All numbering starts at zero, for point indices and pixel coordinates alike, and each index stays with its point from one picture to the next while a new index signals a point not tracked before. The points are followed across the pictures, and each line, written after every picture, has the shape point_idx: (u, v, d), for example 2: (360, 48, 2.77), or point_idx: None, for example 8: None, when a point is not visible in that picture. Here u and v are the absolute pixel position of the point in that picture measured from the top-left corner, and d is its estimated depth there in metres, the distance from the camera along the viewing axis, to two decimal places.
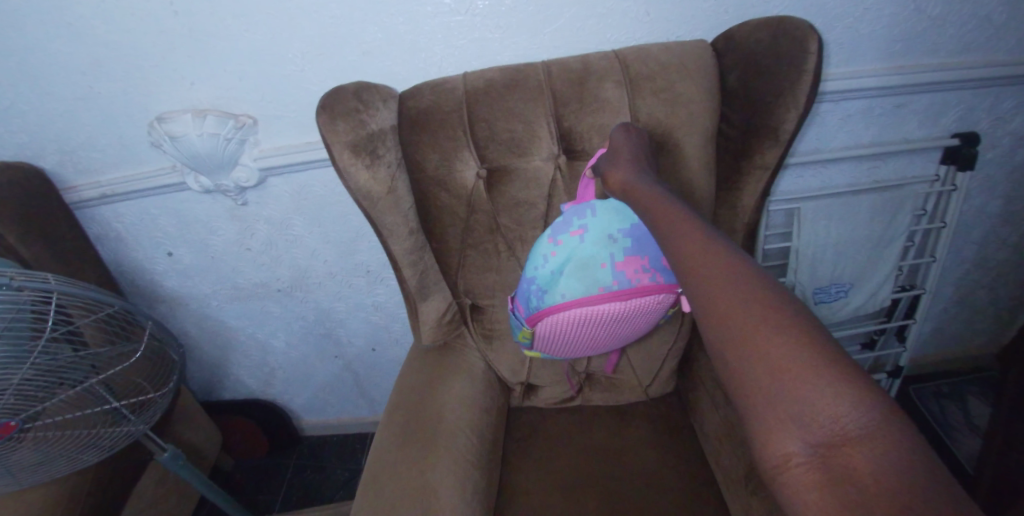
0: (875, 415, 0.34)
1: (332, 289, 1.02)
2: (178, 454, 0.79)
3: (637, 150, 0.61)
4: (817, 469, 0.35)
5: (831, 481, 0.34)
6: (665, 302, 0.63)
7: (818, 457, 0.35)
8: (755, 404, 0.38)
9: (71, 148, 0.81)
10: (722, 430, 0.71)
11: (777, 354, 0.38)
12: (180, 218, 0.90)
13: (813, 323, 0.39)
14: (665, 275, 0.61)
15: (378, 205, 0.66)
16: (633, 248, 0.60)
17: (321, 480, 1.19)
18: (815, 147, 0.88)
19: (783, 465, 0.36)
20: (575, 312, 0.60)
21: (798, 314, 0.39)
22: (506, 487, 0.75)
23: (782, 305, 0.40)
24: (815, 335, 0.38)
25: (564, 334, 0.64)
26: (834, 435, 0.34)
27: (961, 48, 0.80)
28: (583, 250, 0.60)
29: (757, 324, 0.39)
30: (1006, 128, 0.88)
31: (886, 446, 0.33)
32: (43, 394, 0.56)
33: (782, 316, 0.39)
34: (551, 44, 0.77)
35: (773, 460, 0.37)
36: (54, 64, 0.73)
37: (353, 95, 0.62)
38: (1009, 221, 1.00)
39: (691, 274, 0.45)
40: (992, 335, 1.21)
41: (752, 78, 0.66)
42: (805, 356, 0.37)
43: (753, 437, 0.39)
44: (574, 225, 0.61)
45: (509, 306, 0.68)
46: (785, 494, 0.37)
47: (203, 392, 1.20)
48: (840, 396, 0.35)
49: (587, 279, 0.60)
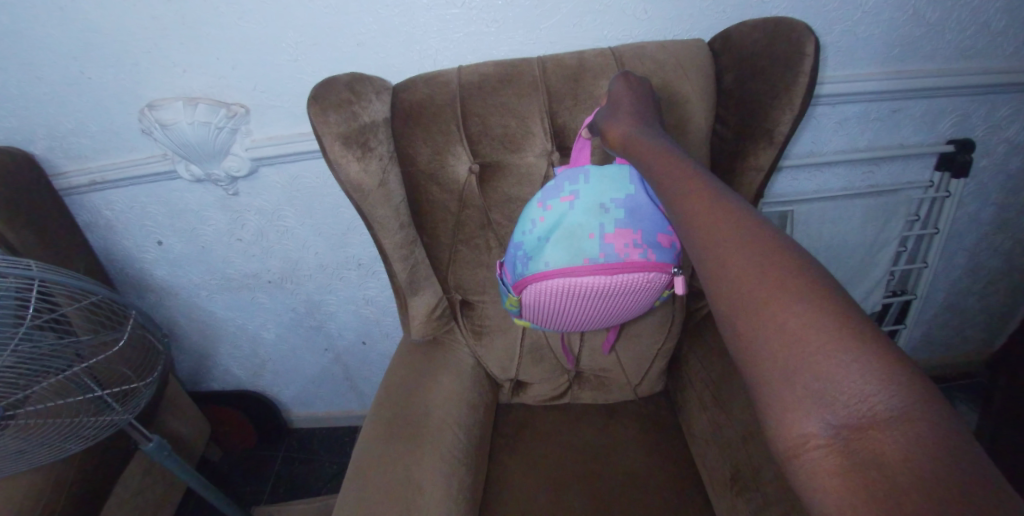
0: (905, 395, 0.32)
1: (323, 282, 1.01)
2: (163, 445, 0.79)
3: (640, 103, 0.59)
4: (839, 452, 0.33)
5: (853, 465, 0.32)
6: (656, 282, 0.60)
7: (839, 439, 0.33)
8: (770, 382, 0.36)
9: (61, 135, 0.80)
10: (709, 431, 0.71)
11: (801, 331, 0.35)
12: (170, 206, 0.89)
13: (833, 295, 0.36)
14: (656, 252, 0.59)
15: (369, 198, 0.65)
16: (625, 220, 0.59)
17: (310, 473, 1.19)
18: (811, 150, 0.87)
19: (799, 447, 0.34)
20: (559, 282, 0.59)
21: (819, 285, 0.36)
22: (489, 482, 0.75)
23: (802, 275, 0.37)
24: (838, 308, 0.35)
25: (550, 303, 0.63)
26: (861, 418, 0.32)
27: (960, 54, 0.79)
28: (571, 218, 0.59)
29: (775, 296, 0.37)
30: (1001, 136, 0.88)
31: (918, 430, 0.31)
32: (24, 382, 0.55)
33: (803, 288, 0.36)
34: (547, 39, 0.76)
35: (788, 440, 0.35)
36: (45, 48, 0.72)
37: (345, 86, 0.62)
38: (1001, 228, 1.01)
39: (701, 242, 0.42)
40: (982, 342, 1.22)
41: (748, 79, 0.65)
42: (829, 331, 0.34)
43: (763, 414, 0.37)
44: (565, 190, 0.60)
45: (499, 272, 0.69)
46: (798, 477, 0.35)
47: (192, 382, 1.20)
48: (867, 375, 0.32)
49: (573, 247, 0.59)
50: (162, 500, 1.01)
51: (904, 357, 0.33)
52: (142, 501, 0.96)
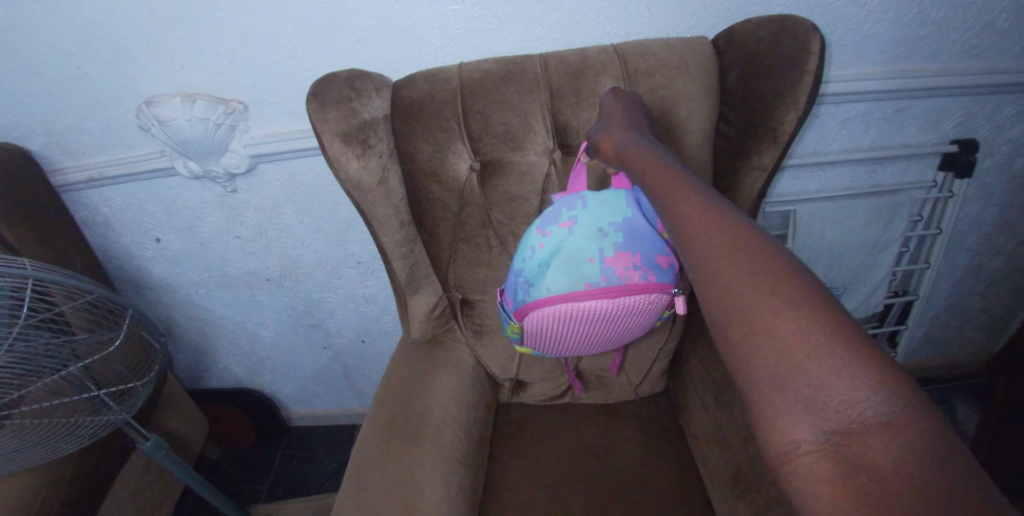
0: (894, 400, 0.31)
1: (322, 279, 1.01)
2: (161, 444, 0.78)
3: (632, 114, 0.59)
4: (830, 458, 0.32)
5: (844, 471, 0.32)
6: (657, 304, 0.60)
7: (830, 445, 0.32)
8: (760, 387, 0.35)
9: (58, 131, 0.79)
10: (711, 432, 0.71)
11: (792, 338, 0.34)
12: (167, 203, 0.89)
13: (822, 298, 0.36)
14: (656, 274, 0.59)
15: (368, 196, 0.64)
16: (625, 243, 0.58)
17: (308, 471, 1.19)
18: (814, 149, 0.87)
19: (791, 453, 0.34)
20: (561, 308, 0.59)
21: (808, 289, 0.36)
22: (489, 481, 0.75)
23: (791, 280, 0.37)
24: (827, 312, 0.35)
25: (551, 329, 0.62)
26: (851, 422, 0.32)
27: (964, 54, 0.79)
28: (571, 243, 0.59)
29: (763, 302, 0.36)
30: (1005, 136, 0.87)
31: (909, 435, 0.30)
32: (19, 381, 0.55)
33: (794, 293, 0.36)
34: (549, 36, 0.75)
35: (780, 447, 0.34)
36: (42, 43, 0.71)
37: (345, 83, 0.61)
38: (1003, 229, 1.00)
39: (691, 247, 0.42)
40: (983, 343, 1.21)
41: (752, 78, 0.65)
42: (818, 335, 0.34)
43: (755, 420, 0.36)
44: (563, 216, 0.59)
45: (499, 300, 0.68)
46: (790, 484, 0.34)
47: (190, 380, 1.19)
48: (855, 380, 0.32)
49: (573, 272, 0.58)
50: (159, 499, 1.01)
51: (893, 362, 0.32)
52: (140, 500, 0.96)
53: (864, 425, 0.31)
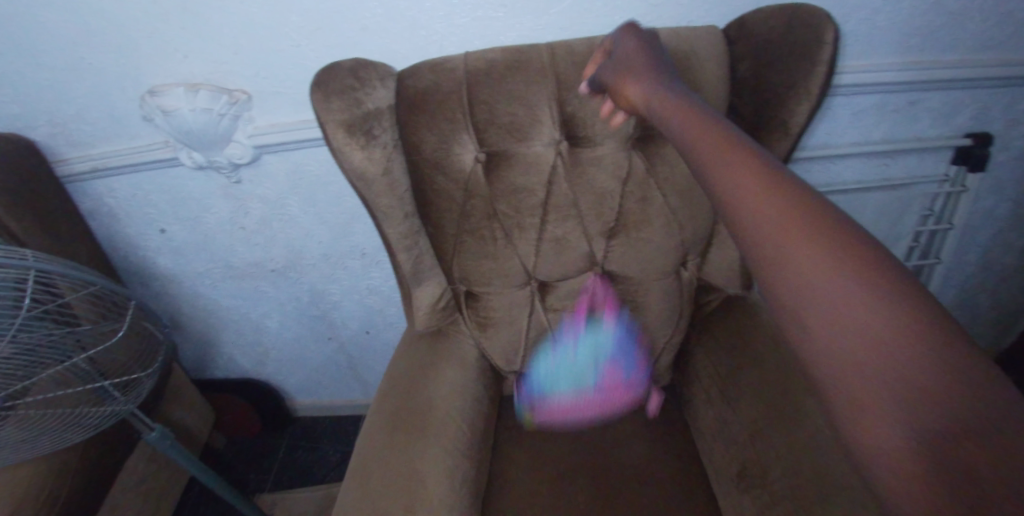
0: (965, 364, 0.31)
1: (326, 271, 1.01)
2: (166, 434, 0.78)
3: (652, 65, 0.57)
4: (903, 417, 0.31)
5: (917, 430, 0.30)
6: None
7: (900, 405, 0.31)
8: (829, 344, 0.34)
9: (62, 121, 0.79)
10: (716, 427, 0.70)
11: (861, 312, 0.34)
12: (171, 194, 0.88)
13: (890, 267, 0.35)
14: None
15: (373, 187, 0.64)
16: None
17: (313, 461, 1.20)
18: (825, 142, 0.85)
19: (860, 411, 0.32)
20: None
21: (876, 258, 0.36)
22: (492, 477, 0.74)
23: (858, 247, 0.36)
24: (896, 280, 0.34)
25: None
26: (924, 382, 0.31)
27: (981, 45, 0.77)
28: None
29: (831, 265, 0.36)
30: (1021, 130, 0.86)
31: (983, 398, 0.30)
32: (24, 372, 0.54)
33: (867, 261, 0.35)
34: (556, 25, 0.74)
35: (849, 405, 0.33)
36: (44, 32, 0.71)
37: (349, 72, 0.60)
38: (1017, 225, 0.98)
39: (749, 210, 0.41)
40: (993, 339, 1.20)
41: (764, 68, 0.63)
42: (887, 300, 0.33)
43: (821, 380, 0.35)
44: None
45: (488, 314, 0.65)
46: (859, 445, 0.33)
47: (195, 370, 1.20)
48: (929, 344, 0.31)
49: None
50: (165, 488, 1.02)
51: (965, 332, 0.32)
52: (147, 489, 0.96)
53: (935, 396, 0.30)
